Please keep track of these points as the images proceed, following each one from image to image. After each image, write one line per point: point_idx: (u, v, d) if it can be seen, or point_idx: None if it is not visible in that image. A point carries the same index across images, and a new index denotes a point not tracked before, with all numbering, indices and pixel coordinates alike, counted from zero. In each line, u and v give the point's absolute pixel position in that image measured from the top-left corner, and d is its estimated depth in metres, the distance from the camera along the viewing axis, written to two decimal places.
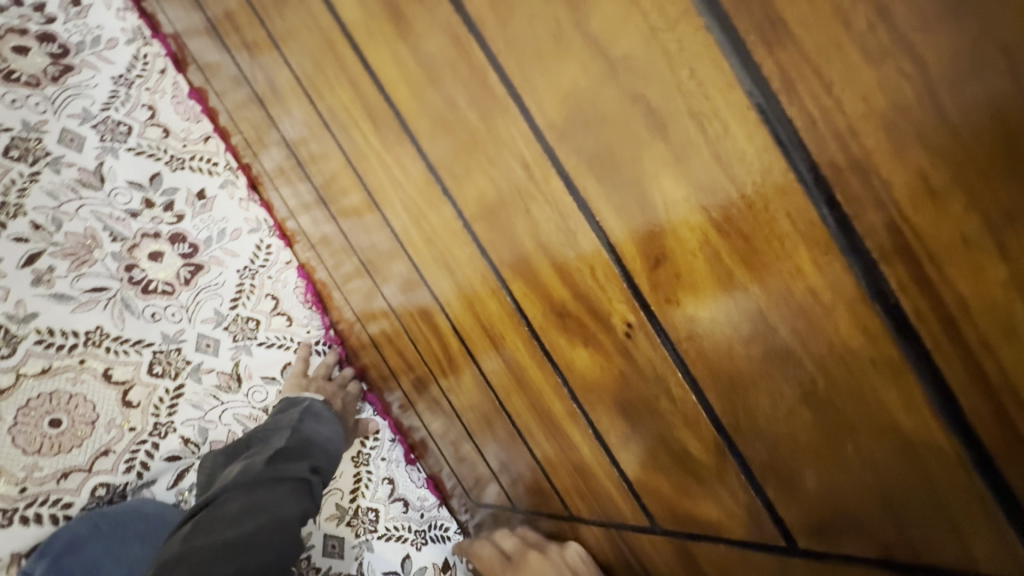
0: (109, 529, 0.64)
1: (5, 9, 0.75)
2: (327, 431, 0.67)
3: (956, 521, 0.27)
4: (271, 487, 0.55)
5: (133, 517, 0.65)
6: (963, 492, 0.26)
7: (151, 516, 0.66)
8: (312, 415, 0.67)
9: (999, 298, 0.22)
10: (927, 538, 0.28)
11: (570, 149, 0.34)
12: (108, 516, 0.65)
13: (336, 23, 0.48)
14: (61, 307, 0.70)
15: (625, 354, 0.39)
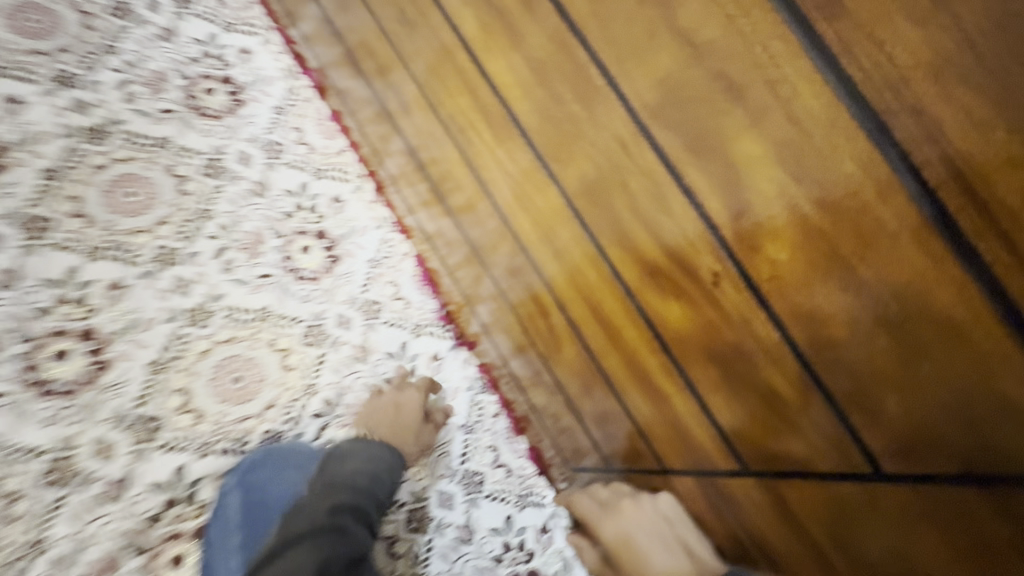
0: (277, 455, 0.78)
1: (199, 60, 0.97)
2: (347, 469, 0.68)
3: None
4: (288, 548, 0.58)
5: (294, 450, 0.79)
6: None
7: (306, 451, 0.79)
8: (335, 457, 0.70)
9: None
10: (1004, 442, 0.32)
11: (661, 123, 0.40)
12: (276, 448, 0.79)
13: (458, 43, 0.60)
14: (240, 290, 0.87)
15: (712, 301, 0.44)
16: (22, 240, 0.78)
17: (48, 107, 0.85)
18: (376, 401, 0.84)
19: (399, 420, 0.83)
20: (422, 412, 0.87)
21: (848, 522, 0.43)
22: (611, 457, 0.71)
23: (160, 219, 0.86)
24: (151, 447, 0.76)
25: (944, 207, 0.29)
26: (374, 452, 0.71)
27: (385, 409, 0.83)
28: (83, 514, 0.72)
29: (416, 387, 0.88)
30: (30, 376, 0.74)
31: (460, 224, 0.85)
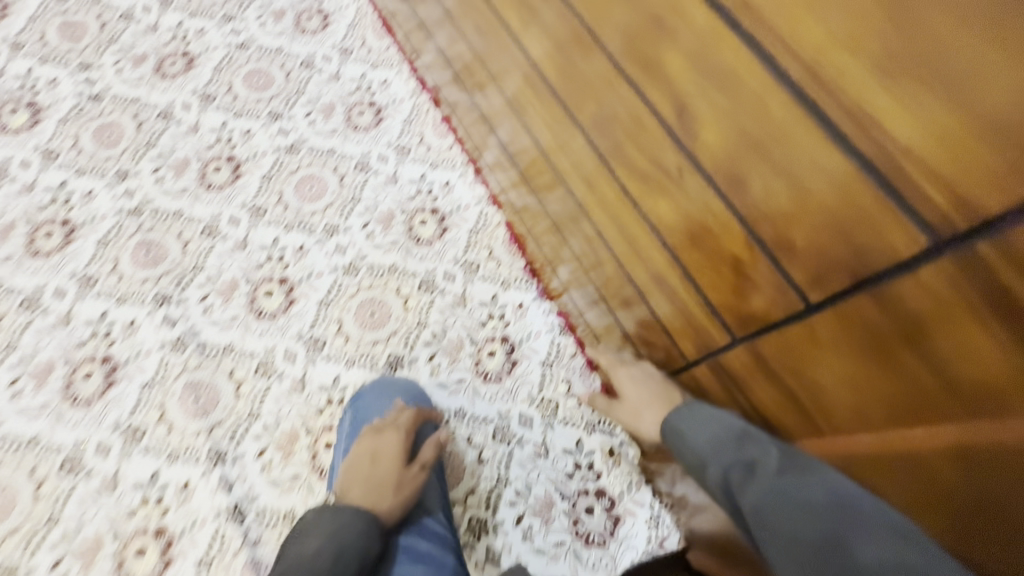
0: (384, 382, 1.01)
1: (354, 92, 1.34)
2: (308, 549, 0.76)
3: (877, 225, 0.40)
4: None
5: (399, 381, 1.01)
6: (874, 203, 0.39)
7: (406, 384, 1.01)
8: (300, 535, 0.79)
9: (835, 58, 0.39)
10: (868, 248, 0.41)
11: (627, 57, 0.56)
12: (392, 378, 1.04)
13: (510, 38, 0.80)
14: (378, 252, 1.17)
15: (681, 189, 0.57)
16: (248, 219, 1.17)
17: (266, 134, 1.27)
18: (361, 448, 0.90)
19: (374, 469, 0.87)
20: (402, 457, 0.89)
21: (806, 363, 0.52)
22: (660, 363, 0.84)
23: (328, 204, 1.21)
24: (319, 356, 1.06)
25: (781, 68, 0.42)
26: (338, 525, 0.79)
27: (363, 460, 0.88)
28: (281, 403, 1.02)
29: (396, 429, 0.92)
30: (252, 305, 1.09)
31: (538, 195, 1.05)
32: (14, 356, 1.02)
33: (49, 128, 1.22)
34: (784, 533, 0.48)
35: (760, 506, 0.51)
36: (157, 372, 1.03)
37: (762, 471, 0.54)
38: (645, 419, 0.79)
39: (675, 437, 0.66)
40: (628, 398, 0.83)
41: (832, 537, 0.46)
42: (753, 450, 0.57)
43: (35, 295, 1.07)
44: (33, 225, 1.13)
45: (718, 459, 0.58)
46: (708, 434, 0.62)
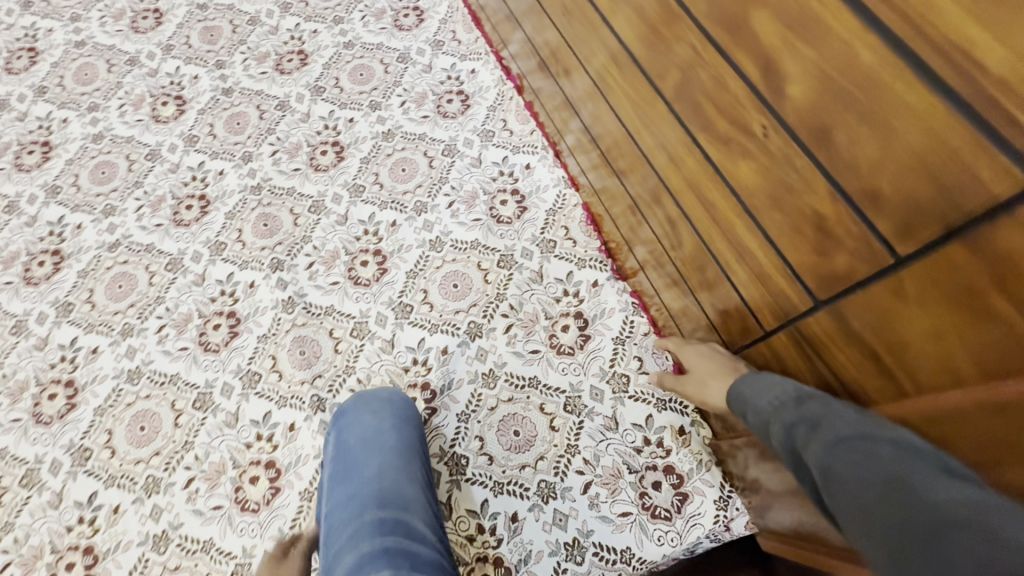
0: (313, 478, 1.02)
1: (445, 83, 1.44)
2: None
3: (972, 167, 0.39)
4: None
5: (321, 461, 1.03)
6: (968, 143, 0.39)
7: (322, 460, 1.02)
8: None
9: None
10: (961, 192, 0.41)
11: (712, 22, 0.58)
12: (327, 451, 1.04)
13: (595, 14, 0.83)
14: (461, 229, 1.25)
15: (764, 149, 0.58)
16: (349, 197, 1.30)
17: (367, 121, 1.40)
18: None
19: None
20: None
21: (892, 325, 0.52)
22: (733, 340, 0.88)
23: (419, 184, 1.31)
24: (406, 322, 1.15)
25: (867, 12, 0.42)
26: None
27: None
28: (375, 360, 1.13)
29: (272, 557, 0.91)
30: (351, 273, 1.21)
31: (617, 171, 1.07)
32: (161, 307, 1.21)
33: (192, 118, 1.42)
34: (842, 479, 0.51)
35: (820, 456, 0.54)
36: (271, 327, 1.17)
37: (824, 428, 0.57)
38: (710, 389, 0.86)
39: (739, 402, 0.73)
40: (695, 371, 0.91)
41: (891, 478, 0.48)
42: (820, 412, 0.59)
43: (178, 257, 1.26)
44: (178, 200, 1.33)
45: (784, 421, 0.62)
46: (773, 398, 0.67)
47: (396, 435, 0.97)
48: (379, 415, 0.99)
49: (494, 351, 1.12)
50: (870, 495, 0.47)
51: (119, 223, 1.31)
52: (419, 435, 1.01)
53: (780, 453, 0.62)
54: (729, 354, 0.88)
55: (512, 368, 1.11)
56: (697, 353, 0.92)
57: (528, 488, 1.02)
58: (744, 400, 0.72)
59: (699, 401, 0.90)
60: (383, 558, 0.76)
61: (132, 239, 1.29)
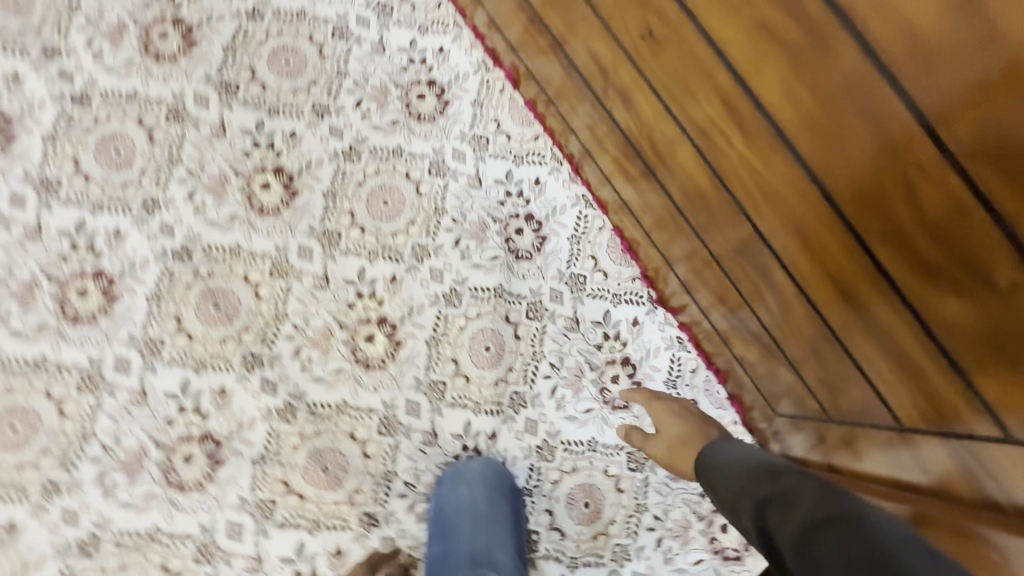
0: None
1: (409, 71, 1.11)
2: None
3: None
4: None
5: None
6: None
7: None
8: None
9: None
10: None
11: (980, 159, 0.47)
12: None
13: (716, 66, 0.62)
14: (478, 273, 1.04)
15: (1003, 302, 0.51)
16: (322, 249, 1.00)
17: (316, 137, 1.05)
18: None
19: None
20: None
21: None
22: (826, 405, 0.85)
23: (410, 220, 1.04)
24: (443, 405, 0.99)
25: None
26: None
27: None
28: (417, 456, 0.97)
29: None
30: (356, 354, 0.97)
31: (677, 210, 0.89)
32: (95, 446, 0.88)
33: (34, 148, 0.95)
34: (821, 560, 0.52)
35: (798, 539, 0.55)
36: (269, 445, 0.92)
37: (797, 509, 0.58)
38: (685, 456, 0.89)
39: (713, 475, 0.75)
40: (665, 430, 0.94)
41: (873, 566, 0.49)
42: (790, 490, 0.61)
43: (94, 371, 0.90)
44: (60, 282, 0.92)
45: (756, 497, 0.64)
46: (745, 473, 0.69)
47: (487, 500, 0.93)
48: (474, 489, 0.93)
49: (544, 421, 1.01)
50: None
51: None
52: (518, 496, 0.98)
53: (751, 528, 0.63)
54: (697, 420, 0.93)
55: (568, 436, 1.02)
56: (668, 413, 0.95)
57: (603, 554, 1.00)
58: (715, 471, 0.75)
59: (666, 463, 0.93)
60: None
61: (5, 353, 0.89)
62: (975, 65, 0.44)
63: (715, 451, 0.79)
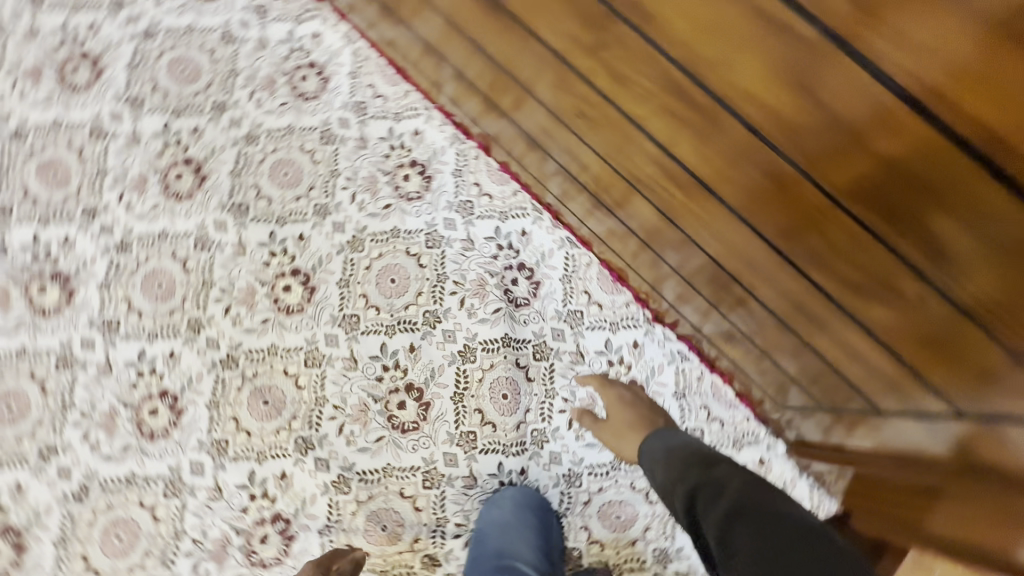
0: None
1: (392, 157, 1.23)
2: None
3: None
4: None
5: None
6: None
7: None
8: None
9: None
10: None
11: (856, 201, 0.53)
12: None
13: (640, 136, 0.71)
14: (486, 327, 1.15)
15: (916, 309, 0.58)
16: (346, 334, 1.13)
17: (322, 234, 1.18)
18: None
19: None
20: None
21: None
22: (815, 395, 0.95)
23: (417, 292, 1.16)
24: (477, 451, 1.10)
25: None
26: None
27: None
28: (463, 500, 1.09)
29: None
30: (392, 421, 1.09)
31: (645, 243, 0.99)
32: (187, 541, 1.03)
33: (92, 296, 1.11)
34: (739, 541, 0.66)
35: (722, 524, 0.68)
36: (331, 515, 1.05)
37: (724, 496, 0.72)
38: (626, 439, 1.02)
39: (652, 462, 0.88)
40: (615, 417, 1.06)
41: (780, 547, 0.64)
42: (717, 480, 0.75)
43: (175, 478, 1.05)
44: (133, 407, 1.07)
45: (688, 485, 0.77)
46: (678, 462, 0.82)
47: (516, 515, 1.04)
48: (506, 509, 1.05)
49: (567, 451, 1.12)
50: (769, 560, 0.63)
51: (71, 463, 1.04)
52: (547, 510, 1.09)
53: (683, 511, 0.75)
54: (642, 407, 1.05)
55: (591, 461, 1.12)
56: (619, 402, 1.06)
57: (645, 559, 1.11)
58: (653, 460, 0.88)
59: (610, 444, 1.06)
60: None
61: (101, 476, 1.04)
62: (830, 135, 0.49)
63: (656, 436, 0.93)
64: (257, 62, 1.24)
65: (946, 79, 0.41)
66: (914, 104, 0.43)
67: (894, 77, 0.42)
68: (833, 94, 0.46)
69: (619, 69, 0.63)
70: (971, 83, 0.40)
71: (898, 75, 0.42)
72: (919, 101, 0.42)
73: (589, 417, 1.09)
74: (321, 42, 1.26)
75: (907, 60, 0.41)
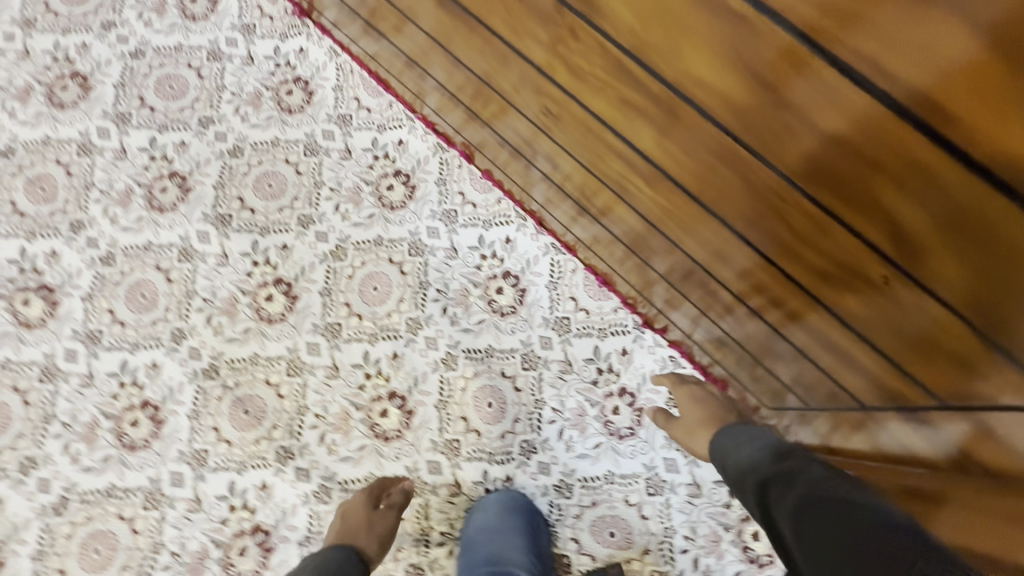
0: None
1: (375, 167, 1.24)
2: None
3: None
4: None
5: None
6: None
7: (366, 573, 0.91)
8: None
9: None
10: None
11: (813, 184, 0.53)
12: None
13: (613, 139, 0.71)
14: (469, 335, 1.14)
15: (884, 293, 0.57)
16: (328, 342, 1.12)
17: (305, 244, 1.18)
18: None
19: None
20: None
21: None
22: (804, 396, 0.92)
23: (400, 299, 1.16)
24: (461, 459, 1.08)
25: None
26: None
27: None
28: (448, 508, 1.07)
29: None
30: (374, 430, 1.08)
31: (628, 248, 0.99)
32: (165, 554, 1.01)
33: (76, 308, 1.12)
34: (808, 523, 0.65)
35: (793, 509, 0.68)
36: (311, 526, 1.03)
37: (796, 484, 0.71)
38: (697, 437, 0.98)
39: (723, 457, 0.88)
40: (686, 414, 1.02)
41: (852, 525, 0.61)
42: (792, 470, 0.74)
43: (155, 489, 1.04)
44: (115, 418, 1.07)
45: (760, 477, 0.77)
46: (754, 455, 0.82)
47: (500, 516, 1.02)
48: (489, 510, 1.03)
49: (557, 462, 1.08)
50: (837, 535, 0.61)
51: (51, 476, 1.04)
52: (534, 513, 1.05)
53: (757, 502, 0.75)
54: (717, 406, 1.00)
55: (582, 473, 1.08)
56: (690, 400, 1.03)
57: None
58: (724, 456, 0.88)
59: (683, 443, 1.02)
60: None
61: (80, 488, 1.04)
62: (779, 115, 0.50)
63: (725, 432, 0.92)
64: (243, 78, 1.27)
65: (894, 57, 0.40)
66: (852, 76, 0.43)
67: (839, 55, 0.43)
68: (779, 72, 0.47)
69: (577, 64, 0.64)
70: (920, 62, 0.40)
71: (864, 70, 0.42)
72: (857, 74, 0.43)
73: (660, 415, 1.05)
74: (306, 58, 1.29)
75: (842, 35, 0.42)
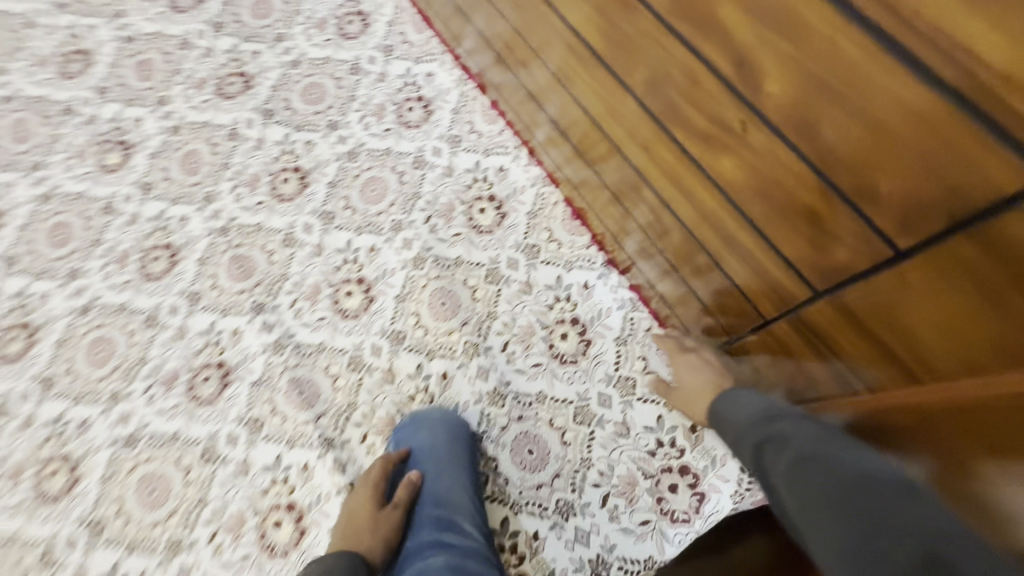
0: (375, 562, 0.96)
1: (402, 90, 1.38)
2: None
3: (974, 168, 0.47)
4: None
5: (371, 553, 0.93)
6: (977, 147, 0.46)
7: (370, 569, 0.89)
8: None
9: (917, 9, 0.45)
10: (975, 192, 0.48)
11: (681, 22, 0.65)
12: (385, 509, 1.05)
13: (573, 36, 0.87)
14: (443, 245, 1.22)
15: (745, 145, 0.66)
16: (321, 225, 1.25)
17: (329, 144, 1.34)
18: None
19: None
20: None
21: (875, 284, 0.62)
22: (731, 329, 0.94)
23: (392, 202, 1.27)
24: (401, 349, 1.15)
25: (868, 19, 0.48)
26: None
27: None
28: (377, 391, 1.13)
29: None
30: (337, 306, 1.18)
31: (613, 198, 1.04)
32: (146, 367, 1.17)
33: (141, 163, 1.33)
34: (802, 484, 0.61)
35: (784, 470, 0.64)
36: (263, 373, 1.15)
37: (790, 445, 0.67)
38: (695, 406, 0.94)
39: (718, 416, 0.83)
40: (684, 383, 0.97)
41: (849, 490, 0.59)
42: (786, 431, 0.69)
43: (154, 313, 1.21)
44: (143, 251, 1.26)
45: (752, 439, 0.72)
46: (749, 413, 0.77)
47: (446, 444, 1.02)
48: (435, 432, 1.03)
49: (496, 369, 1.12)
50: (833, 500, 0.58)
51: (85, 285, 1.23)
52: (473, 441, 1.06)
53: (751, 463, 0.71)
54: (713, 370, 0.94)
55: (518, 387, 1.11)
56: (688, 366, 0.97)
57: (546, 506, 1.03)
58: (718, 417, 0.83)
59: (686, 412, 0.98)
60: (439, 547, 0.92)
61: (102, 299, 1.22)
62: None
63: (721, 398, 0.85)
64: (317, 7, 1.49)
65: None
66: None
67: None
68: None
69: None
70: None
71: None
72: None
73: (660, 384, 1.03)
74: None
75: None
